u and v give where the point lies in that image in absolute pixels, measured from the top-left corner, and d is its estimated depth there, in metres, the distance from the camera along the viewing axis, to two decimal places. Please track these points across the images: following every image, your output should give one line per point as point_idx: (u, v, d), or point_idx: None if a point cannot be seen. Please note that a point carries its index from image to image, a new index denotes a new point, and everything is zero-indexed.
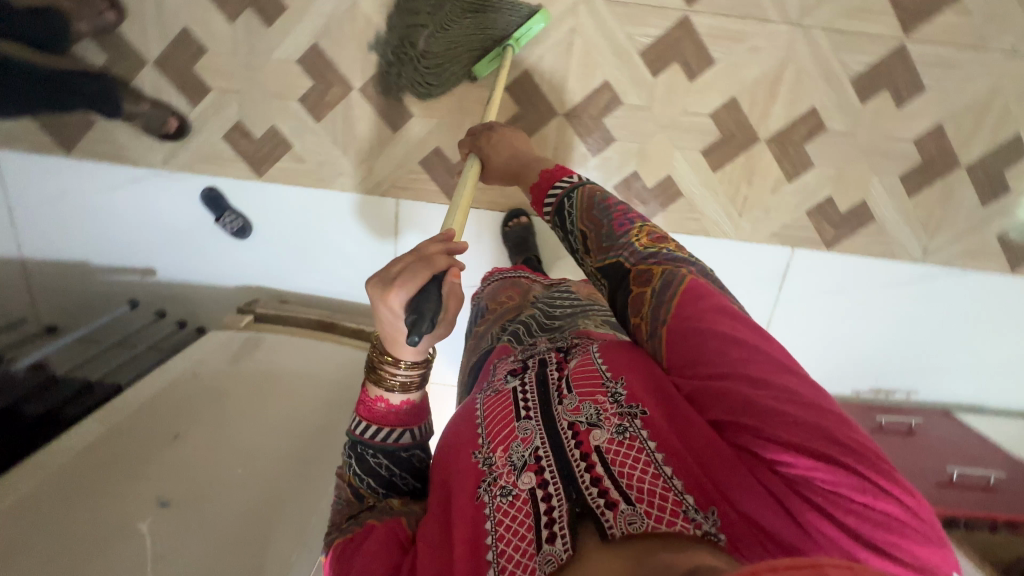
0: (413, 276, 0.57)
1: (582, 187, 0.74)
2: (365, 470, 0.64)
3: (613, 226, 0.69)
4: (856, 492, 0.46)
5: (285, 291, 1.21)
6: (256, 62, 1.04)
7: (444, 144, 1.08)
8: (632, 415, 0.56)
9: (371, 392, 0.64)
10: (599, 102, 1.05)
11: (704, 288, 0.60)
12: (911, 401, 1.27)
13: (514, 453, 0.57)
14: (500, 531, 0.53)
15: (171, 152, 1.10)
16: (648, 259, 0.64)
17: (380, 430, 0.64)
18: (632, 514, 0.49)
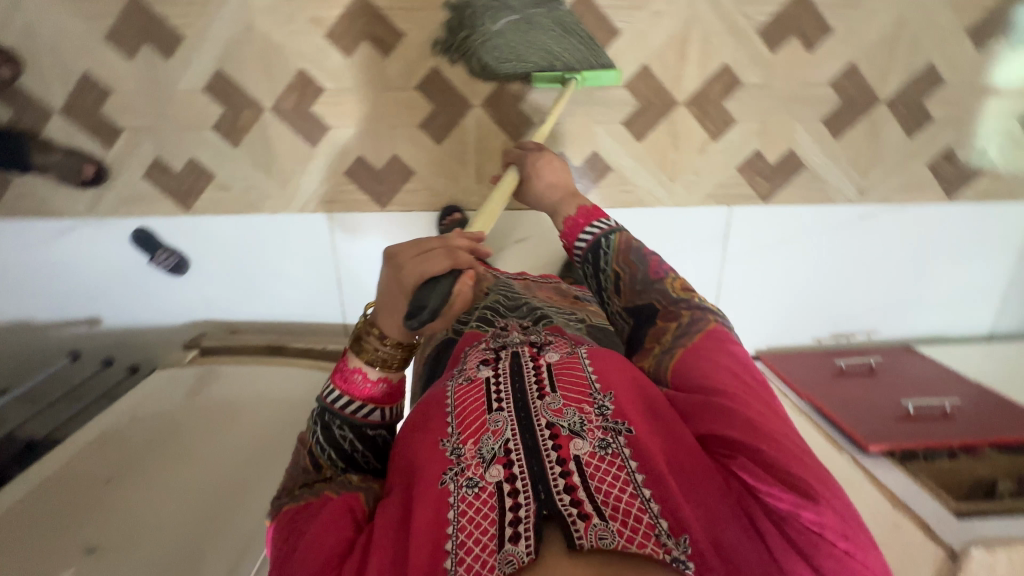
0: (433, 264, 0.56)
1: (618, 232, 0.84)
2: (330, 441, 0.63)
3: (647, 270, 0.77)
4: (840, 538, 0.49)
5: (234, 321, 1.20)
6: (163, 96, 1.03)
7: (366, 151, 1.07)
8: (616, 431, 0.57)
9: (351, 362, 0.63)
10: (512, 88, 1.04)
11: (728, 335, 0.68)
12: (872, 340, 1.28)
13: (484, 446, 0.57)
14: (463, 522, 0.52)
15: (94, 198, 1.09)
16: (679, 302, 0.72)
17: (352, 402, 0.63)
18: (603, 530, 0.49)
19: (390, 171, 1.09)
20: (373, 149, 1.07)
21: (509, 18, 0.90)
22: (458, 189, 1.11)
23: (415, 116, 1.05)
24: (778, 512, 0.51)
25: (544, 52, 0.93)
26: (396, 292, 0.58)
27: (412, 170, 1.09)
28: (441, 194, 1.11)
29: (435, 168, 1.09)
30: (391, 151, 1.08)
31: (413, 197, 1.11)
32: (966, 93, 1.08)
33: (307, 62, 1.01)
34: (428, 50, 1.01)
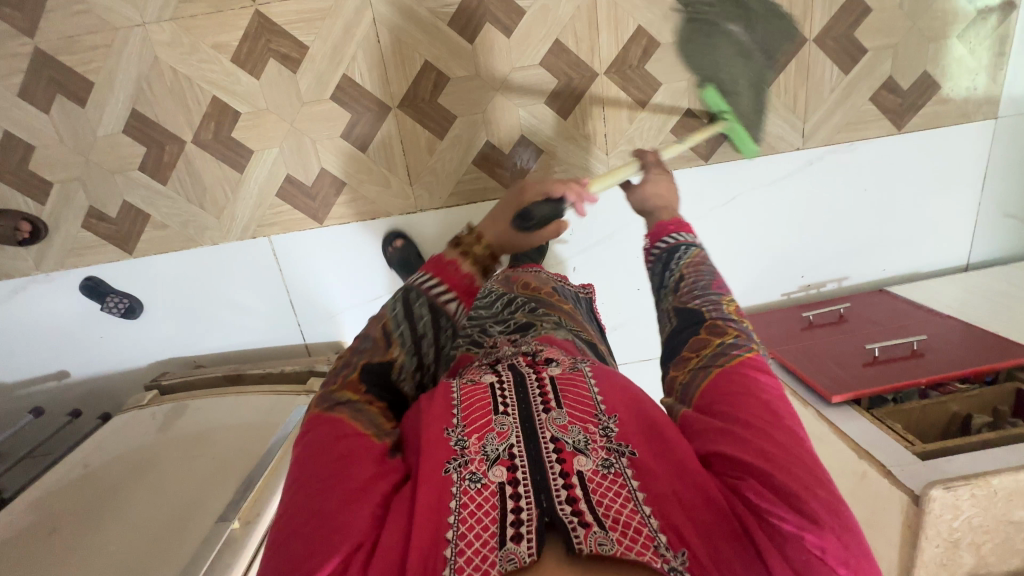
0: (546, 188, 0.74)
1: (699, 245, 0.77)
2: (407, 315, 0.63)
3: (712, 283, 0.71)
4: (842, 566, 0.47)
5: (197, 356, 1.20)
6: (85, 144, 1.03)
7: (294, 169, 1.07)
8: (621, 452, 0.55)
9: (446, 253, 0.66)
10: (427, 84, 1.03)
11: (762, 364, 0.61)
12: (843, 288, 1.24)
13: (488, 445, 0.55)
14: (464, 514, 0.50)
15: (39, 255, 1.10)
16: (727, 321, 0.66)
17: (440, 286, 0.64)
18: (603, 536, 0.47)
19: (322, 186, 1.08)
20: (300, 165, 1.07)
21: (737, 30, 0.90)
22: (392, 194, 1.09)
23: (335, 127, 1.04)
24: (783, 536, 0.47)
25: (733, 77, 0.93)
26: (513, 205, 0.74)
27: (343, 181, 1.08)
28: (375, 201, 1.10)
29: (366, 176, 1.08)
30: (319, 166, 1.07)
31: (349, 208, 1.10)
32: (894, 18, 1.04)
33: (219, 88, 1.01)
34: (336, 58, 1.00)
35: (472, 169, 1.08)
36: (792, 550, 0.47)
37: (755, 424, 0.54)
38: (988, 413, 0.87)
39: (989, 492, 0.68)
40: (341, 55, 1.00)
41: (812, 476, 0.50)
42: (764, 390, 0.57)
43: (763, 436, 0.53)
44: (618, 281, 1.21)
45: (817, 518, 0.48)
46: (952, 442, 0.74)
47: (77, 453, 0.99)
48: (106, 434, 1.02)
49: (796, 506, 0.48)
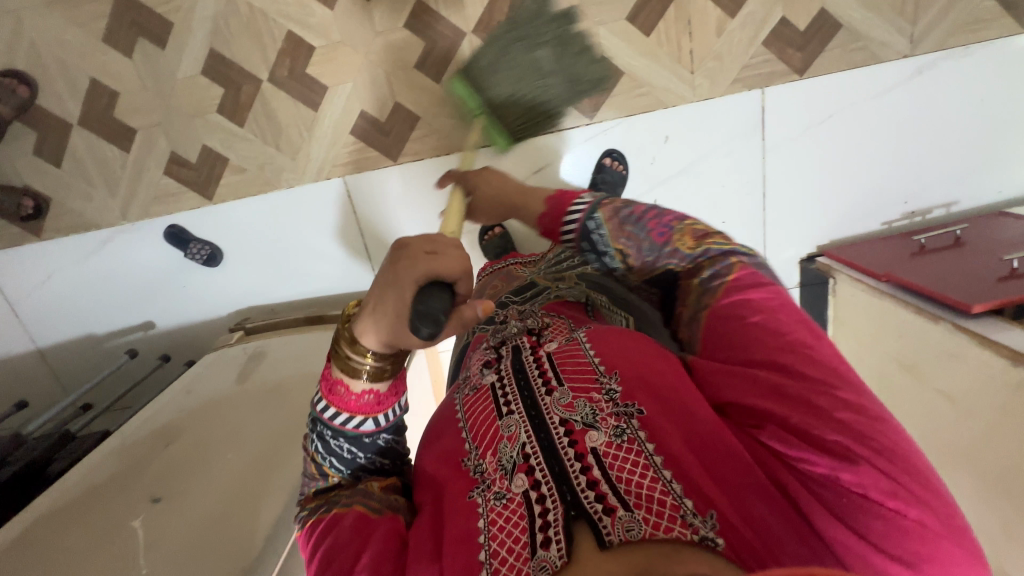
0: (433, 269, 0.54)
1: (602, 204, 0.66)
2: (327, 448, 0.59)
3: (652, 236, 0.63)
4: (886, 496, 0.42)
5: (275, 304, 1.22)
6: (167, 88, 1.04)
7: (367, 104, 1.05)
8: (629, 415, 0.52)
9: (333, 373, 0.58)
10: (503, 6, 0.99)
11: (758, 277, 0.57)
12: (954, 214, 1.13)
13: (503, 455, 0.53)
14: (494, 531, 0.49)
15: (125, 204, 1.12)
16: (697, 259, 0.61)
17: (342, 415, 0.58)
18: (630, 520, 0.45)
19: (395, 122, 1.06)
20: (373, 100, 1.05)
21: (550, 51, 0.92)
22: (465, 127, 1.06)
23: (408, 58, 1.02)
24: (815, 479, 0.45)
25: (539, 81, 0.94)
26: (393, 306, 0.54)
27: (417, 116, 1.06)
28: (449, 136, 1.07)
29: (439, 109, 1.05)
30: (392, 100, 1.05)
31: (422, 144, 1.07)
32: None
33: (294, 22, 1.00)
34: None
35: None
36: (827, 491, 0.44)
37: (767, 358, 0.51)
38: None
39: None
40: None
41: (836, 404, 0.47)
42: (755, 314, 0.54)
43: (776, 371, 0.50)
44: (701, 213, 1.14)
45: (847, 452, 0.44)
46: None
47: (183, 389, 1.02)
48: (207, 372, 1.06)
49: (821, 442, 0.45)
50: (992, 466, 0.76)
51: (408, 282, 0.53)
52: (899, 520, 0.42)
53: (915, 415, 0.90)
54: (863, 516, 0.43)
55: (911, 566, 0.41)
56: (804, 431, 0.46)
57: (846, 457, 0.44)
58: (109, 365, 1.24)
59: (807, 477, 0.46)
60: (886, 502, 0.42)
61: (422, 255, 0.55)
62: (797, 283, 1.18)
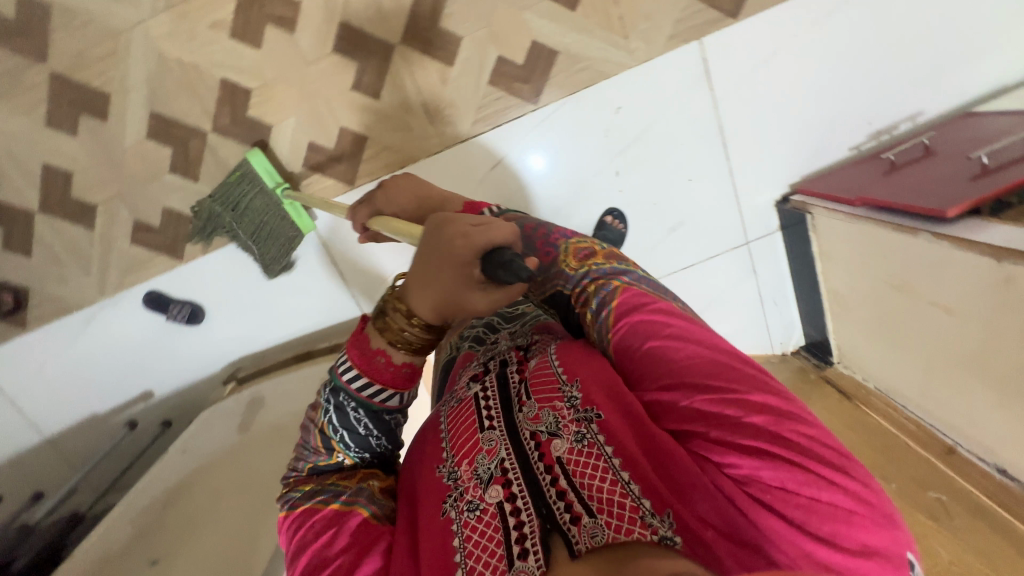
0: (489, 237, 0.57)
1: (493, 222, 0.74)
2: (342, 421, 0.63)
3: (539, 258, 0.71)
4: (803, 485, 0.48)
5: (266, 349, 1.22)
6: (118, 158, 1.05)
7: (315, 135, 1.05)
8: (589, 419, 0.56)
9: (372, 343, 0.62)
10: (425, 11, 0.98)
11: (638, 298, 0.63)
12: (919, 126, 1.12)
13: (480, 466, 0.57)
14: (469, 546, 0.53)
15: (101, 279, 1.13)
16: (582, 281, 0.67)
17: (371, 385, 0.62)
18: (594, 527, 0.50)
19: (345, 147, 1.06)
20: (319, 129, 1.05)
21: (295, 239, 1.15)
22: (414, 137, 1.06)
23: (344, 81, 1.02)
24: (742, 479, 0.51)
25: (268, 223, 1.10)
26: (452, 278, 0.57)
27: (365, 136, 1.06)
28: (401, 149, 1.07)
29: (385, 124, 1.05)
30: (337, 125, 1.05)
31: (375, 162, 1.07)
32: None
33: (225, 68, 1.00)
34: (330, 6, 0.97)
35: (491, 91, 1.04)
36: (754, 487, 0.50)
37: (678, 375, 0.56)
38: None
39: None
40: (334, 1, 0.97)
41: (743, 410, 0.52)
42: (661, 334, 0.59)
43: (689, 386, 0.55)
44: (665, 175, 1.13)
45: (762, 453, 0.50)
46: None
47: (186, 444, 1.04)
48: (208, 428, 1.06)
49: (743, 445, 0.51)
50: (1004, 368, 0.72)
51: (467, 254, 0.56)
52: (817, 504, 0.48)
53: (922, 333, 0.86)
54: (786, 507, 0.49)
55: (835, 544, 0.47)
56: (726, 437, 0.52)
57: (762, 455, 0.50)
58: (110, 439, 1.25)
59: (736, 477, 0.51)
60: (802, 490, 0.48)
61: (471, 228, 0.58)
62: (778, 228, 1.18)
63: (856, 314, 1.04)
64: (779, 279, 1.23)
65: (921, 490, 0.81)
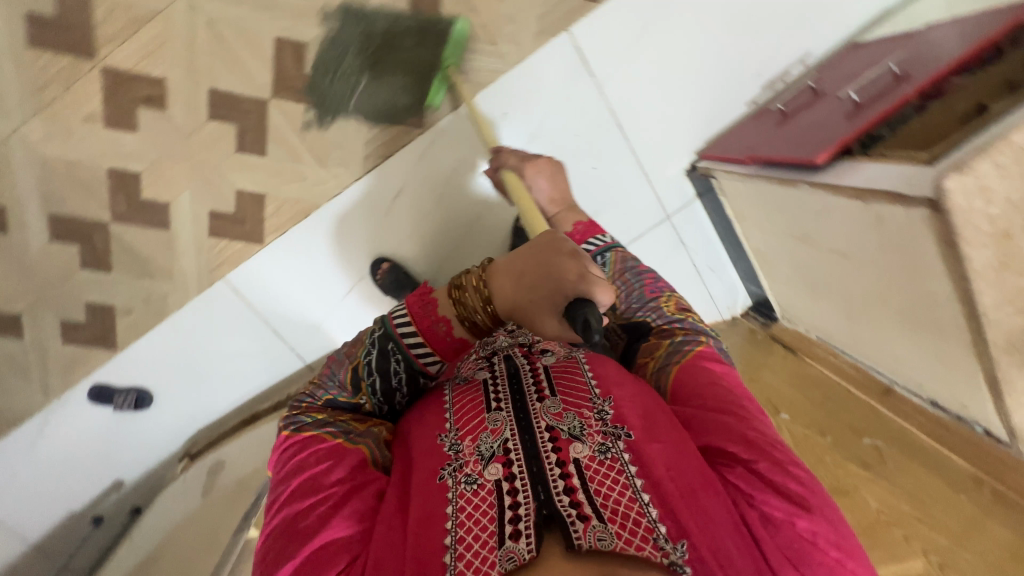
0: (587, 290, 0.60)
1: (616, 247, 0.88)
2: (380, 367, 0.72)
3: (642, 290, 0.85)
4: (830, 545, 0.57)
5: (221, 418, 1.22)
6: (29, 266, 1.06)
7: (213, 203, 1.06)
8: (616, 436, 0.62)
9: (442, 311, 0.68)
10: (288, 60, 0.98)
11: (716, 354, 0.76)
12: (811, 67, 1.10)
13: (483, 444, 0.62)
14: (462, 515, 0.57)
15: (45, 383, 1.14)
16: (671, 322, 0.80)
17: (423, 345, 0.70)
18: (601, 531, 0.52)
19: (246, 209, 1.07)
20: (216, 198, 1.05)
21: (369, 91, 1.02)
22: (311, 185, 1.07)
23: (227, 145, 1.02)
24: (772, 518, 0.58)
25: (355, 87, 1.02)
26: (543, 291, 0.62)
27: (262, 194, 1.06)
28: (301, 201, 1.07)
29: (280, 179, 1.05)
30: (232, 189, 1.05)
31: (280, 217, 1.08)
32: None
33: (109, 157, 1.00)
34: (194, 76, 0.97)
35: (375, 125, 1.04)
36: (778, 529, 0.58)
37: (734, 414, 0.66)
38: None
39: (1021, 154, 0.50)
40: (197, 71, 0.97)
41: (789, 461, 0.62)
42: (728, 381, 0.71)
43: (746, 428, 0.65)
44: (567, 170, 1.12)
45: (801, 503, 0.58)
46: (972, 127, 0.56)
47: (149, 528, 1.05)
48: (171, 508, 1.06)
49: (776, 486, 0.60)
50: (901, 300, 0.71)
51: (569, 284, 0.61)
52: (836, 565, 0.56)
53: (834, 280, 0.85)
54: (805, 556, 0.56)
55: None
56: (764, 476, 0.60)
57: (800, 505, 0.58)
58: (81, 539, 1.25)
59: (762, 514, 0.59)
60: (826, 548, 0.56)
61: (577, 276, 0.60)
62: (696, 196, 1.17)
63: (780, 269, 1.02)
64: (710, 247, 1.22)
65: (856, 439, 0.80)
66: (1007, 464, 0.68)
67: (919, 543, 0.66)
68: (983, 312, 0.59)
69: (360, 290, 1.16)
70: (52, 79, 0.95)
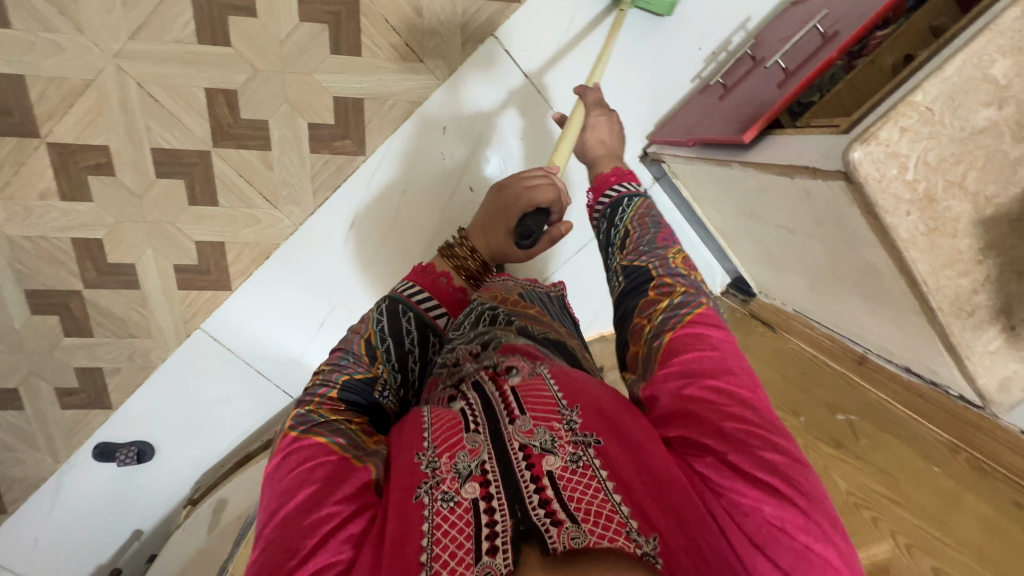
0: (535, 196, 0.78)
1: (644, 195, 0.76)
2: (392, 330, 0.70)
3: (656, 236, 0.71)
4: (801, 531, 0.47)
5: (220, 460, 1.26)
6: (17, 341, 1.10)
7: (176, 257, 1.08)
8: (587, 443, 0.51)
9: (440, 266, 0.81)
10: (222, 109, 1.00)
11: (716, 320, 0.61)
12: (753, 32, 1.06)
13: (460, 462, 0.51)
14: (437, 535, 0.46)
15: (52, 449, 1.18)
16: (674, 276, 0.65)
17: (429, 300, 0.76)
18: (576, 531, 0.43)
19: (208, 258, 1.09)
20: (178, 252, 1.08)
21: None
22: (266, 226, 1.08)
23: (179, 200, 1.04)
24: (741, 509, 0.48)
25: None
26: (503, 219, 0.80)
27: (221, 241, 1.08)
28: (259, 243, 1.09)
29: (236, 224, 1.07)
30: (192, 241, 1.07)
31: (242, 261, 1.10)
32: None
33: (71, 229, 1.04)
34: (135, 139, 0.99)
35: (317, 158, 1.04)
36: (748, 520, 0.48)
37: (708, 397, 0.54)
38: (962, 10, 0.63)
39: (915, 117, 0.48)
40: (137, 132, 0.99)
41: (766, 445, 0.51)
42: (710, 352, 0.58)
43: (720, 412, 0.53)
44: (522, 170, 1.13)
45: (775, 489, 0.48)
46: (883, 91, 0.53)
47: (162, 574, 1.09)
48: (179, 552, 1.10)
49: (753, 477, 0.49)
50: (850, 272, 0.68)
51: (516, 206, 0.78)
52: (806, 552, 0.47)
53: (791, 254, 0.81)
54: (777, 547, 0.47)
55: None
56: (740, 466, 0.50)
57: (774, 491, 0.48)
58: None
59: (735, 507, 0.49)
60: (799, 535, 0.47)
61: (522, 190, 0.78)
62: (654, 180, 1.14)
63: (744, 245, 0.99)
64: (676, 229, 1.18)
65: (830, 416, 0.77)
66: (974, 425, 0.64)
67: (888, 526, 0.63)
68: (918, 277, 0.55)
69: (332, 321, 1.18)
70: (3, 162, 0.98)
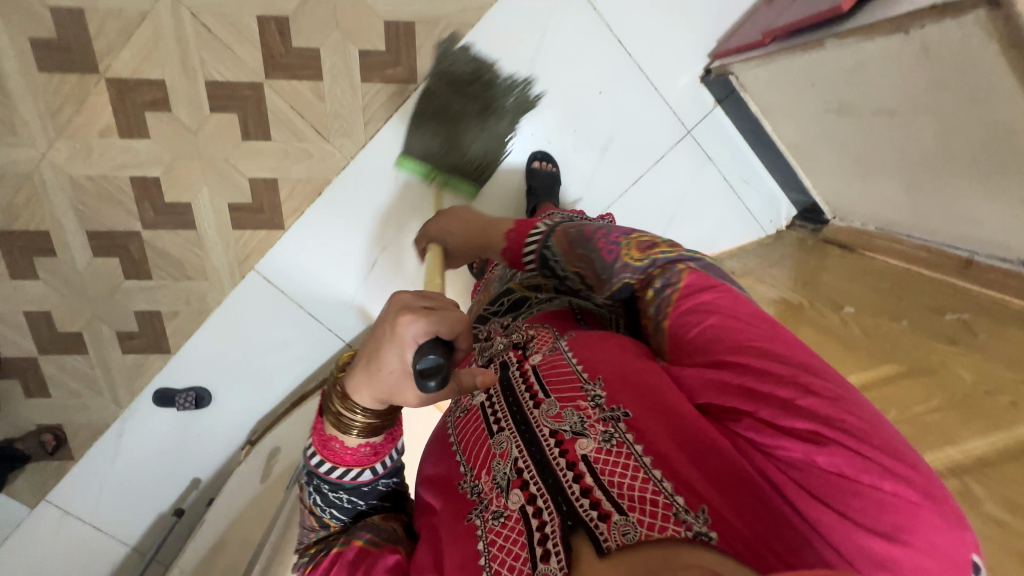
0: (431, 328, 0.50)
1: (553, 231, 0.66)
2: (326, 502, 0.59)
3: (601, 259, 0.61)
4: (863, 472, 0.40)
5: (276, 406, 1.27)
6: (79, 284, 1.12)
7: (229, 197, 1.08)
8: (616, 418, 0.49)
9: (327, 430, 0.58)
10: (274, 39, 0.98)
11: (706, 278, 0.55)
12: None
13: (498, 473, 0.51)
14: (494, 550, 0.47)
15: (115, 395, 1.20)
16: (648, 270, 0.58)
17: (345, 470, 0.58)
18: (626, 524, 0.43)
19: (262, 196, 1.08)
20: (231, 190, 1.07)
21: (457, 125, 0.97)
22: (318, 160, 1.07)
23: (233, 135, 1.04)
24: (789, 464, 0.42)
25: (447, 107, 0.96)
26: (393, 357, 0.51)
27: (274, 178, 1.07)
28: (311, 179, 1.08)
29: (289, 160, 1.06)
30: (245, 178, 1.06)
31: (294, 198, 1.09)
32: None
33: (130, 167, 1.04)
34: (190, 71, 0.99)
35: (368, 88, 1.03)
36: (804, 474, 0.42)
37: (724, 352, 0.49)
38: None
39: None
40: (191, 65, 0.99)
41: (794, 390, 0.44)
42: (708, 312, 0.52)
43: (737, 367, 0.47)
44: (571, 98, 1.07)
45: (816, 435, 0.42)
46: None
47: (225, 508, 1.10)
48: (241, 489, 1.11)
49: (793, 428, 0.43)
50: (970, 143, 0.62)
51: (407, 345, 0.51)
52: (877, 494, 0.39)
53: (886, 145, 0.75)
54: (841, 496, 0.40)
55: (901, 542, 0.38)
56: (772, 418, 0.44)
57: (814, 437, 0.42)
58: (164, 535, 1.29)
59: (783, 464, 0.43)
60: (862, 478, 0.40)
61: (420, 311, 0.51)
62: (716, 103, 1.10)
63: (822, 156, 0.93)
64: (739, 156, 1.14)
65: (936, 317, 0.71)
66: None
67: None
68: None
69: (383, 264, 1.16)
70: (66, 98, 0.99)
